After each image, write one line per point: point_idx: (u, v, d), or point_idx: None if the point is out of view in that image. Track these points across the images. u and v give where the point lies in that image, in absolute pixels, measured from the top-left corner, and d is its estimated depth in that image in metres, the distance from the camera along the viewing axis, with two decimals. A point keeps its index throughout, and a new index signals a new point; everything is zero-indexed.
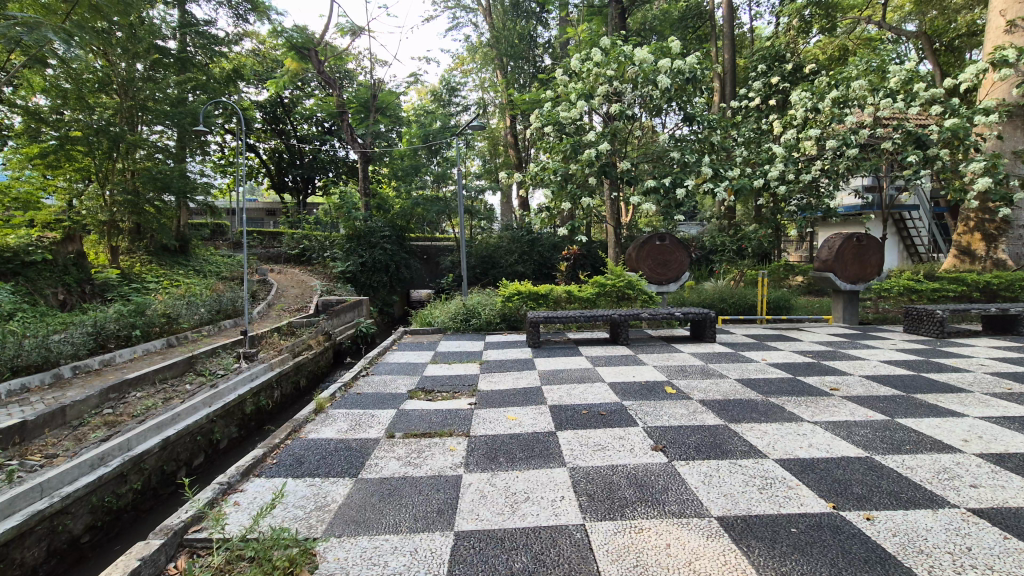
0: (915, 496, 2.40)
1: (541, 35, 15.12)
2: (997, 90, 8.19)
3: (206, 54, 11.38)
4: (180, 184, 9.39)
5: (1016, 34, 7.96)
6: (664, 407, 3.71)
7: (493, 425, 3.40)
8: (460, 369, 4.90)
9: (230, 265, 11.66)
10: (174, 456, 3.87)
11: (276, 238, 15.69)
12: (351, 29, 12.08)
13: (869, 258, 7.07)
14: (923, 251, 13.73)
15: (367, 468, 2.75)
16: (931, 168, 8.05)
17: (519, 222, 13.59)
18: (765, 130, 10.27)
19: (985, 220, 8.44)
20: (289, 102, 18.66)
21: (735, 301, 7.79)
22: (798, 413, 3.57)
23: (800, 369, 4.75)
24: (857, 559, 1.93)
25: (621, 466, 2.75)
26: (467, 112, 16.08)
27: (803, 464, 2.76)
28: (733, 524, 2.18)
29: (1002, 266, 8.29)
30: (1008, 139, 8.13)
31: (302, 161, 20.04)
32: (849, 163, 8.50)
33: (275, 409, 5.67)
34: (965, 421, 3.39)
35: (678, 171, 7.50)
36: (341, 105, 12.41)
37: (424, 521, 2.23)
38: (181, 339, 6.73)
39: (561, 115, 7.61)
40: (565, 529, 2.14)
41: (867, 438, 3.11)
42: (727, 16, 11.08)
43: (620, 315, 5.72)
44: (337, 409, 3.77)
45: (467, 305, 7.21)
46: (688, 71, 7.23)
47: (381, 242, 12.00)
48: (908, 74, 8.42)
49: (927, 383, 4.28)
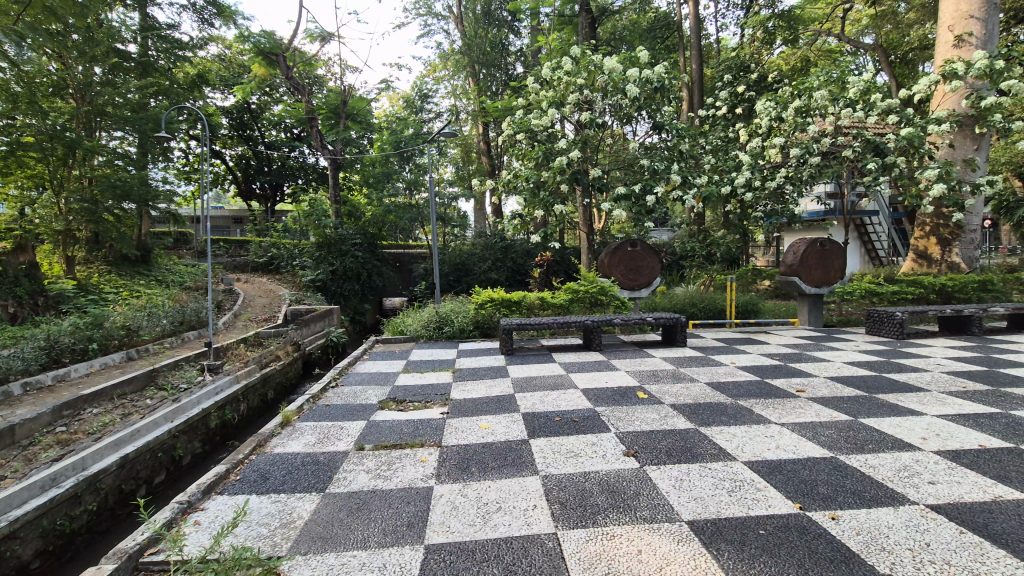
0: (877, 494, 2.47)
1: (512, 42, 15.22)
2: (947, 101, 8.57)
3: (168, 59, 11.06)
4: (141, 192, 9.12)
5: (964, 49, 8.35)
6: (635, 412, 3.74)
7: (465, 434, 3.37)
8: (432, 378, 4.85)
9: (194, 274, 11.33)
10: (133, 474, 3.72)
11: (243, 247, 15.31)
12: (320, 34, 11.93)
13: (831, 263, 7.29)
14: (884, 256, 14.29)
15: (335, 482, 2.69)
16: (889, 175, 8.38)
17: (493, 229, 13.61)
18: (732, 138, 10.54)
19: (939, 225, 8.75)
20: (257, 108, 18.32)
21: (705, 306, 7.90)
22: (766, 415, 3.64)
23: (767, 372, 4.85)
24: (823, 559, 1.97)
25: (593, 473, 2.75)
26: (439, 119, 16.06)
27: (770, 466, 2.81)
28: (704, 527, 2.20)
29: (956, 269, 8.71)
30: (959, 148, 8.50)
31: (270, 168, 19.66)
32: (812, 171, 8.76)
33: (240, 423, 5.49)
34: (924, 419, 3.50)
35: (648, 178, 7.66)
36: (310, 111, 12.24)
37: (394, 535, 2.18)
38: (142, 352, 6.50)
39: (532, 122, 7.69)
40: (537, 539, 2.13)
41: (832, 438, 3.18)
42: (693, 27, 11.34)
43: (593, 322, 5.74)
44: (304, 422, 3.68)
45: (440, 313, 7.15)
46: (657, 81, 7.37)
47: (353, 250, 11.83)
48: (865, 85, 8.72)
49: (888, 383, 4.41)
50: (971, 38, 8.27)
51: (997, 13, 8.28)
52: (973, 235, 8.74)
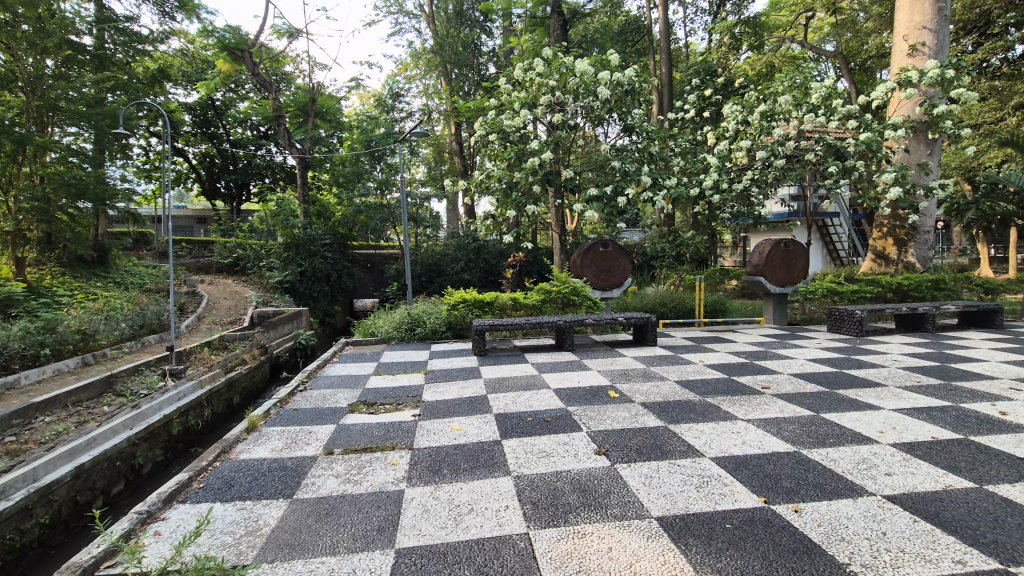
0: (837, 487, 2.55)
1: (484, 43, 15.19)
2: (903, 107, 8.85)
3: (127, 53, 10.66)
4: (97, 190, 8.77)
5: (917, 58, 8.72)
6: (607, 411, 3.78)
7: (437, 436, 3.34)
8: (403, 380, 4.80)
9: (155, 276, 10.95)
10: (89, 485, 3.57)
11: (208, 248, 14.86)
12: (288, 31, 11.69)
13: (794, 263, 7.53)
14: (845, 255, 14.85)
15: (303, 488, 2.64)
16: (850, 178, 8.69)
17: (466, 229, 13.56)
18: (700, 141, 10.77)
19: (896, 226, 9.13)
20: (222, 104, 17.81)
21: (675, 305, 8.04)
22: (732, 412, 3.73)
23: (734, 370, 4.97)
24: (786, 551, 2.02)
25: (565, 472, 2.76)
26: (411, 118, 15.92)
27: (736, 461, 2.88)
28: (673, 523, 2.24)
29: (912, 268, 9.04)
30: (913, 152, 8.83)
31: (236, 166, 19.15)
32: (776, 173, 9.03)
33: (204, 429, 5.34)
34: (882, 413, 3.64)
35: (619, 179, 7.76)
36: (278, 109, 11.99)
37: (364, 539, 2.16)
38: (98, 356, 6.24)
39: (504, 123, 7.68)
40: (509, 539, 2.13)
41: (795, 433, 3.27)
42: (663, 31, 11.53)
43: (565, 322, 5.78)
44: (271, 427, 3.60)
45: (412, 314, 7.09)
46: (627, 83, 7.48)
47: (322, 250, 11.61)
48: (827, 90, 9.00)
49: (848, 379, 4.58)
50: (924, 47, 8.64)
51: (947, 24, 8.67)
52: (927, 236, 9.11)
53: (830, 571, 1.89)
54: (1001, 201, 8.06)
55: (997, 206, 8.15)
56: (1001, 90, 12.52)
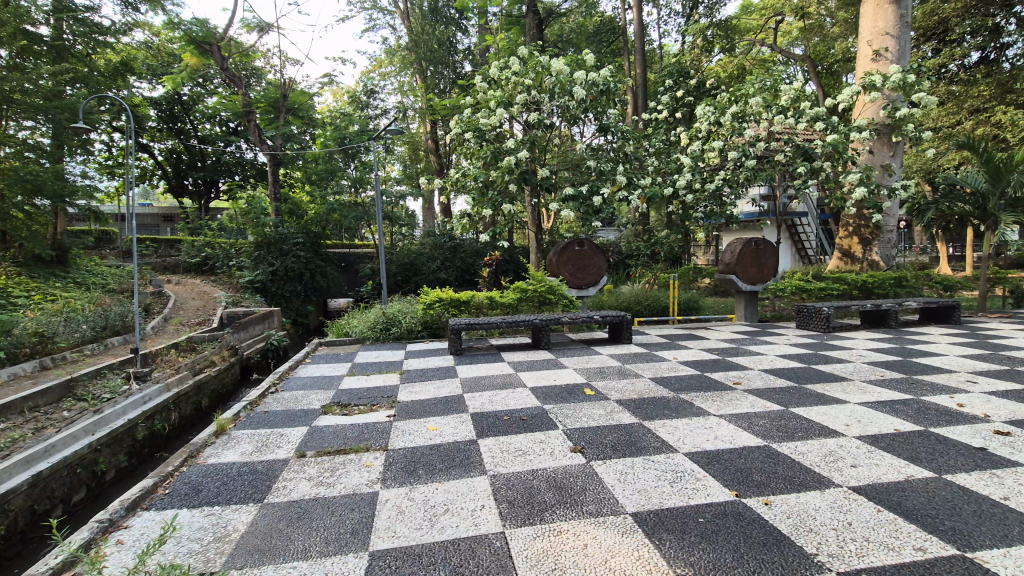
0: (805, 479, 2.62)
1: (460, 41, 15.12)
2: (868, 110, 9.13)
3: (87, 44, 10.25)
4: (55, 187, 8.42)
5: (880, 63, 9.01)
6: (583, 409, 3.80)
7: (412, 436, 3.31)
8: (378, 380, 4.75)
9: (119, 276, 10.60)
10: (48, 493, 3.43)
11: (175, 247, 14.45)
12: (258, 25, 11.42)
13: (765, 261, 7.72)
14: (813, 254, 15.27)
15: (274, 491, 2.58)
16: (817, 178, 8.92)
17: (442, 229, 13.48)
18: (673, 141, 10.93)
19: (861, 225, 9.41)
20: (189, 99, 17.31)
21: (650, 304, 8.14)
22: (705, 407, 3.79)
23: (707, 366, 5.06)
24: (757, 543, 2.07)
25: (541, 470, 2.77)
26: (386, 116, 15.74)
27: (709, 456, 2.93)
28: (647, 518, 2.27)
29: (877, 267, 9.37)
30: (878, 154, 9.11)
31: (204, 163, 18.63)
32: (747, 174, 9.23)
33: (171, 434, 5.19)
34: (848, 407, 3.74)
35: (595, 178, 7.81)
36: (247, 104, 11.71)
37: (337, 543, 2.12)
38: (58, 360, 5.99)
39: (480, 122, 7.64)
40: (485, 539, 2.12)
41: (765, 428, 3.35)
42: (638, 32, 11.65)
43: (541, 321, 5.79)
44: (241, 430, 3.51)
45: (387, 314, 7.02)
46: (602, 84, 7.54)
47: (294, 249, 11.39)
48: (795, 93, 9.21)
49: (816, 373, 4.71)
50: (887, 53, 8.93)
51: (909, 30, 8.97)
52: (890, 235, 9.43)
53: (799, 563, 1.93)
54: (959, 202, 8.38)
55: (955, 207, 8.45)
56: (958, 95, 13.03)
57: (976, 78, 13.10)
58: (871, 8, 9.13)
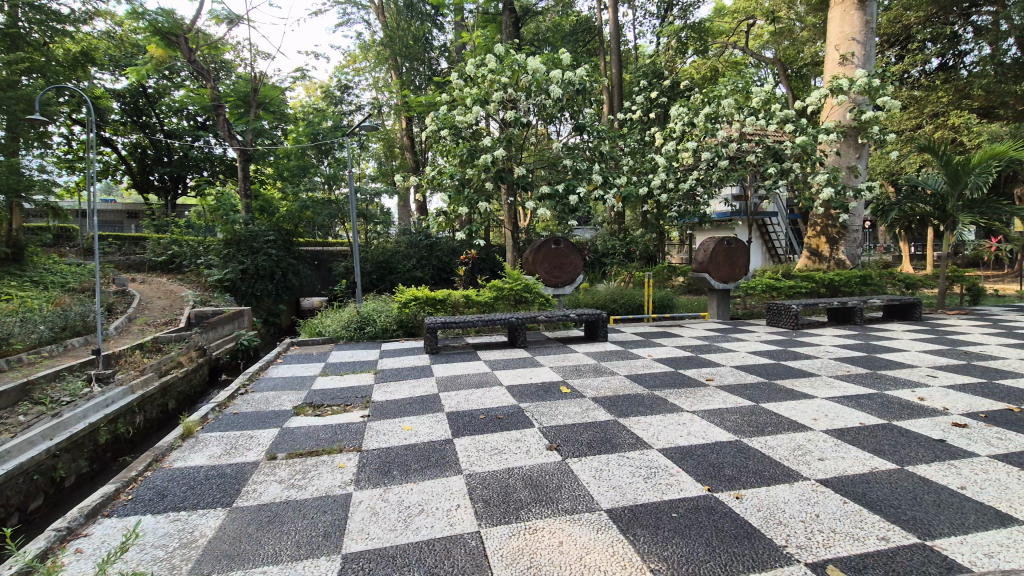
0: (775, 472, 2.68)
1: (435, 37, 15.01)
2: (835, 113, 9.40)
3: (44, 32, 9.82)
4: (9, 182, 8.08)
5: (847, 67, 9.28)
6: (558, 407, 3.81)
7: (386, 436, 3.28)
8: (352, 380, 4.68)
9: (79, 274, 10.20)
10: (3, 501, 3.29)
11: (139, 245, 13.98)
12: (227, 17, 11.13)
13: (737, 260, 7.87)
14: (782, 253, 15.67)
15: (244, 495, 2.52)
16: (787, 179, 9.14)
17: (418, 227, 13.40)
18: (648, 141, 11.05)
19: (828, 225, 9.68)
20: (154, 92, 16.77)
21: (625, 302, 8.21)
22: (679, 404, 3.84)
23: (680, 363, 5.14)
24: (728, 536, 2.11)
25: (516, 469, 2.77)
26: (360, 112, 15.53)
27: (682, 452, 2.97)
28: (621, 514, 2.29)
29: (843, 265, 9.66)
30: (844, 155, 9.37)
31: (171, 158, 18.08)
32: (720, 174, 9.41)
33: (136, 437, 5.03)
34: (815, 402, 3.85)
35: (571, 178, 7.86)
36: (216, 98, 11.42)
37: (309, 546, 2.08)
38: (13, 363, 5.72)
39: (456, 119, 7.57)
40: (459, 539, 2.11)
41: (736, 423, 3.42)
42: (613, 32, 11.74)
43: (518, 319, 5.79)
44: (208, 433, 3.42)
45: (361, 313, 6.92)
46: (578, 83, 7.60)
47: (265, 247, 11.13)
48: (766, 95, 9.41)
49: (785, 369, 4.82)
50: (853, 58, 9.20)
51: (873, 36, 9.26)
52: (856, 235, 9.72)
53: (768, 554, 1.98)
54: (920, 203, 8.70)
55: (917, 207, 8.78)
56: (919, 100, 13.53)
57: (935, 83, 13.62)
58: (839, 13, 9.38)
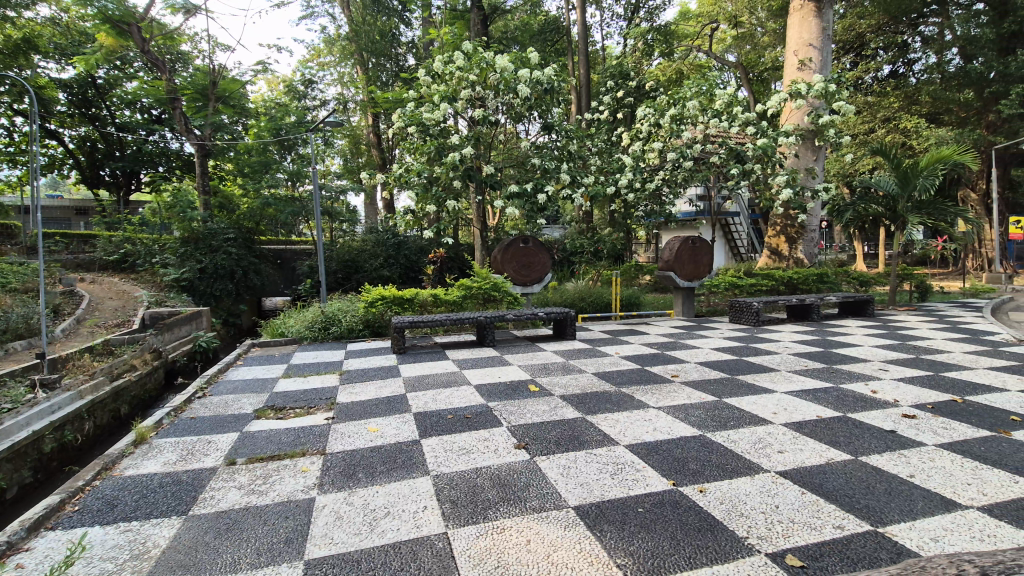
0: (737, 466, 2.75)
1: (403, 33, 14.86)
2: (794, 117, 9.71)
3: None
4: None
5: (806, 72, 9.59)
6: (527, 405, 3.82)
7: (352, 438, 3.22)
8: (316, 382, 4.57)
9: (22, 274, 9.63)
10: None
11: (89, 243, 13.30)
12: (183, 7, 10.70)
13: (701, 258, 8.05)
14: (744, 252, 16.15)
15: (200, 502, 2.43)
16: (749, 180, 9.40)
17: (385, 225, 13.23)
18: (615, 141, 11.20)
19: (787, 224, 10.01)
20: (104, 83, 16.01)
21: (593, 300, 8.29)
22: (646, 400, 3.91)
23: (647, 360, 5.22)
24: (693, 529, 2.15)
25: (484, 468, 2.76)
26: (325, 108, 15.22)
27: (648, 447, 3.01)
28: (589, 511, 2.30)
29: (801, 263, 10.01)
30: (803, 158, 9.69)
31: (123, 153, 17.27)
32: (685, 174, 9.62)
33: (84, 445, 4.79)
34: (776, 396, 3.97)
35: (540, 176, 7.88)
36: (172, 91, 10.97)
37: (270, 553, 2.02)
38: None
39: (424, 116, 7.50)
40: (426, 540, 2.09)
41: (700, 418, 3.50)
42: (581, 32, 11.83)
43: (487, 318, 5.76)
44: (163, 438, 3.28)
45: (326, 313, 6.78)
46: (546, 82, 7.62)
47: (225, 245, 10.75)
48: (728, 98, 9.64)
49: (747, 365, 4.96)
50: (811, 63, 9.52)
51: (830, 43, 9.62)
52: (813, 234, 10.09)
53: (731, 546, 2.02)
54: (873, 203, 9.03)
55: (870, 209, 9.09)
56: (872, 105, 14.11)
57: (886, 89, 14.25)
58: (797, 20, 9.69)
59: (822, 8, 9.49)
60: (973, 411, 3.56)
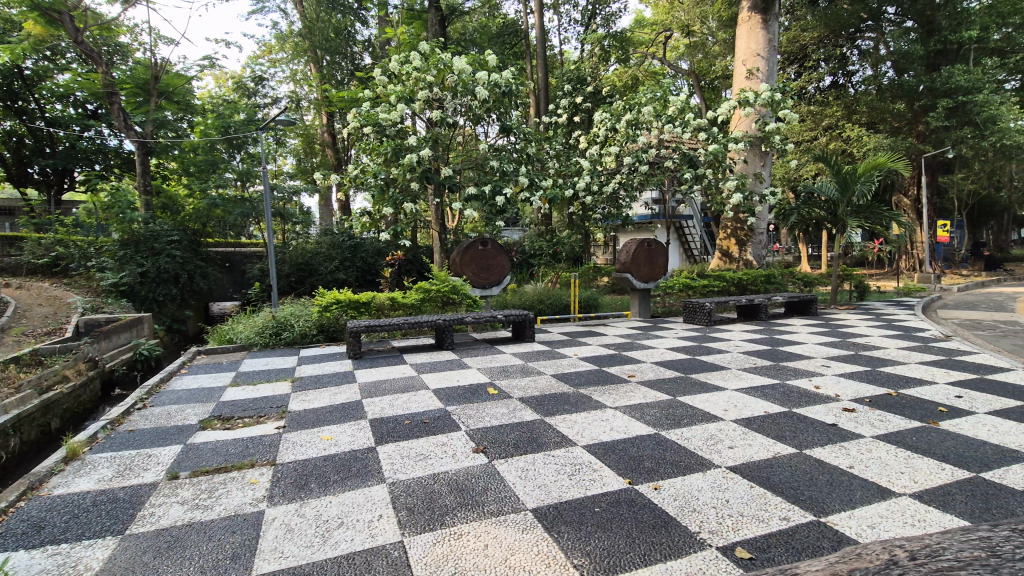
0: (689, 462, 2.82)
1: (359, 31, 14.61)
2: (743, 123, 10.08)
3: None
4: None
5: (753, 81, 9.99)
6: (485, 409, 3.81)
7: (304, 448, 3.12)
8: (266, 390, 4.41)
9: None
10: None
11: (15, 245, 12.38)
12: None
13: (657, 260, 8.24)
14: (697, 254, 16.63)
15: (139, 521, 2.30)
16: (701, 184, 9.69)
17: (341, 227, 12.97)
18: (572, 144, 11.34)
19: (737, 228, 10.39)
20: (31, 75, 14.98)
21: (552, 302, 8.35)
22: (603, 401, 3.96)
23: (605, 361, 5.31)
24: (647, 527, 2.19)
25: (442, 473, 2.73)
26: (277, 106, 14.76)
27: (605, 447, 3.05)
28: (547, 513, 2.31)
29: (749, 265, 10.41)
30: (751, 163, 10.08)
31: (54, 149, 16.21)
32: (640, 178, 9.81)
33: (9, 463, 4.47)
34: (727, 393, 4.10)
35: (498, 179, 7.86)
36: (109, 85, 10.36)
37: (215, 570, 1.94)
38: None
39: (380, 116, 7.36)
40: (381, 550, 2.04)
41: (655, 417, 3.58)
42: (539, 36, 11.91)
43: (445, 321, 5.72)
44: (98, 454, 3.08)
45: (277, 318, 6.55)
46: (504, 85, 7.60)
47: (169, 248, 10.25)
48: (681, 104, 9.90)
49: (700, 364, 5.11)
50: (758, 73, 9.93)
51: (775, 53, 10.05)
52: (761, 237, 10.50)
53: (683, 542, 2.07)
54: (816, 207, 9.48)
55: (813, 212, 9.55)
56: (816, 114, 14.81)
57: (828, 99, 14.98)
58: (745, 31, 10.08)
59: (767, 20, 9.91)
60: (906, 403, 3.79)
